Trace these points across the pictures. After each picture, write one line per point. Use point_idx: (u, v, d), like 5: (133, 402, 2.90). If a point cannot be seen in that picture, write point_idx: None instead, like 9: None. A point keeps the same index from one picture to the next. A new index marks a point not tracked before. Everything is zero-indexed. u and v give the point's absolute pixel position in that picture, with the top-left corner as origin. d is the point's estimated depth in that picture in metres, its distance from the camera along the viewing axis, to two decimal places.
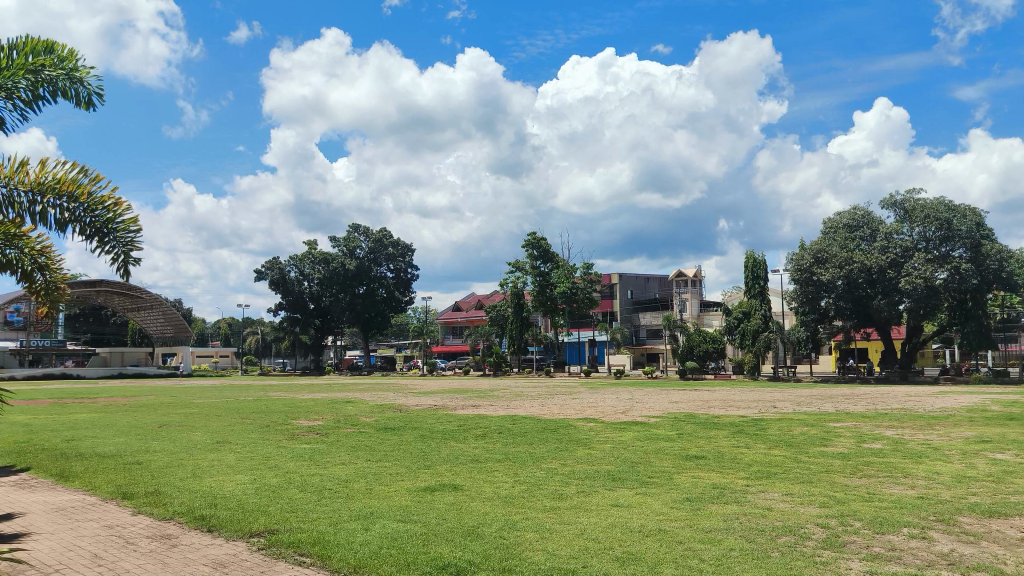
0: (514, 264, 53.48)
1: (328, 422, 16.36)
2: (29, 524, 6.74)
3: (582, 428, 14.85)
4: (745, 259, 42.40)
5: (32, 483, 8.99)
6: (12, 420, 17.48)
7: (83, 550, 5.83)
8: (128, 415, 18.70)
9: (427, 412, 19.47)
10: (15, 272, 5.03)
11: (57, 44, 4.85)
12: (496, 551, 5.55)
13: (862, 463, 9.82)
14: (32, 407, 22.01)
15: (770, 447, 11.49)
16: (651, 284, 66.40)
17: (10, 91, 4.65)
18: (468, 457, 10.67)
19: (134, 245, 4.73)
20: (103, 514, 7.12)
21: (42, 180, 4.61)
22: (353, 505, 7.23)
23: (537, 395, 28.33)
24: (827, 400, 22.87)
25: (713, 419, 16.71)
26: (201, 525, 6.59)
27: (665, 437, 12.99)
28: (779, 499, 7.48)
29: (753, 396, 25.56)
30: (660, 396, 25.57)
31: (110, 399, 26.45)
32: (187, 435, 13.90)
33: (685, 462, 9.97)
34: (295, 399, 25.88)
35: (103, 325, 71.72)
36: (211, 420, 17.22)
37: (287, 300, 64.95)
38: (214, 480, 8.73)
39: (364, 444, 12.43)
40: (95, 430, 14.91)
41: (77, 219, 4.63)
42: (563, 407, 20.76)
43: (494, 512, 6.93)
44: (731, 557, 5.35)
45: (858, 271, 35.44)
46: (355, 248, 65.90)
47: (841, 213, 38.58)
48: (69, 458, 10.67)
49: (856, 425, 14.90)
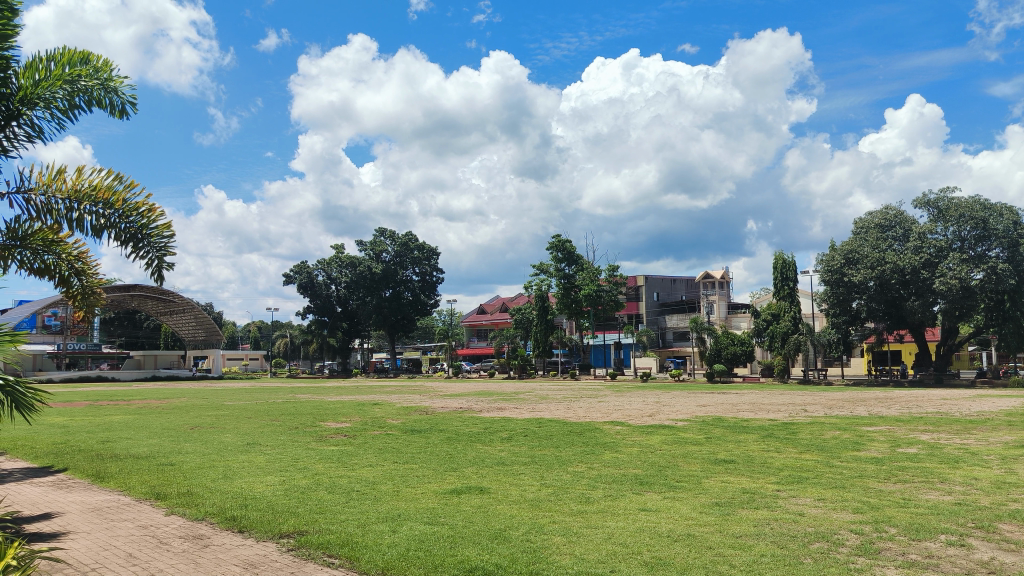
0: (537, 267, 53.27)
1: (354, 425, 16.52)
2: (67, 524, 6.90)
3: (608, 431, 14.80)
4: (774, 260, 41.92)
5: (69, 483, 9.22)
6: (48, 421, 17.98)
7: (118, 550, 5.94)
8: (160, 416, 19.16)
9: (453, 414, 19.70)
10: (53, 278, 5.22)
11: (93, 55, 5.07)
12: (522, 554, 5.56)
13: (895, 468, 9.68)
14: (70, 409, 22.70)
15: (801, 452, 11.33)
16: (677, 285, 65.85)
17: (49, 101, 4.90)
18: (494, 460, 10.68)
19: (167, 250, 4.93)
20: (137, 514, 7.27)
21: (79, 188, 4.81)
22: (381, 507, 7.30)
23: (562, 397, 28.62)
24: (859, 403, 22.59)
25: (742, 422, 16.57)
26: (233, 526, 6.68)
27: (693, 441, 12.88)
28: (811, 504, 7.38)
29: (780, 399, 25.38)
30: (687, 400, 25.65)
31: (145, 401, 27.12)
32: (219, 436, 14.22)
33: (714, 467, 9.89)
34: (321, 400, 26.39)
35: (138, 329, 73.15)
36: (240, 422, 17.56)
37: (315, 304, 65.73)
38: (245, 481, 8.88)
39: (391, 446, 12.60)
40: (129, 432, 15.26)
41: (113, 226, 4.83)
42: (589, 411, 20.80)
43: (521, 514, 6.96)
44: (762, 564, 5.29)
45: (890, 272, 34.77)
46: (382, 252, 66.52)
47: (872, 213, 37.88)
48: (104, 459, 10.95)
49: (890, 430, 14.67)
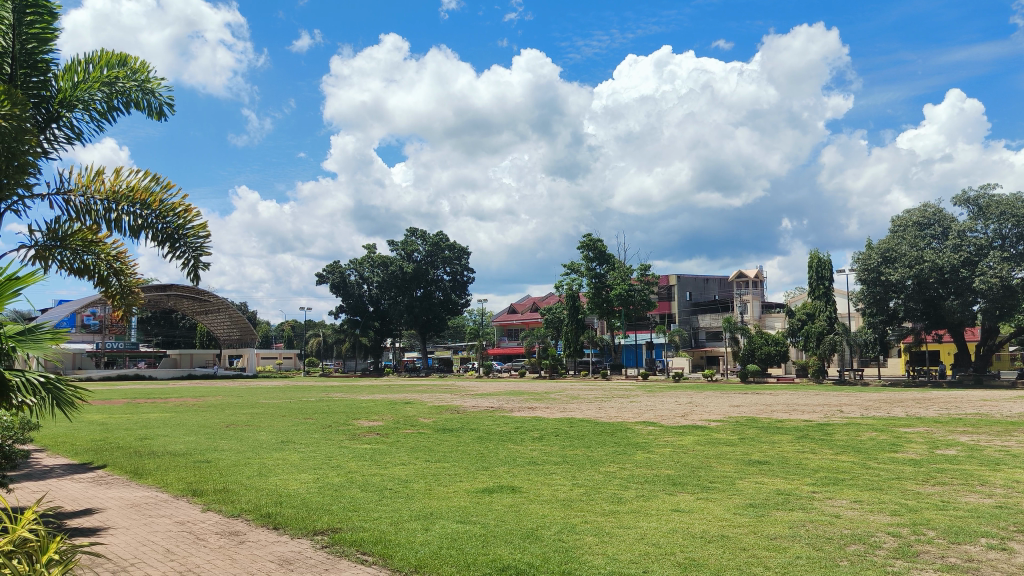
0: (568, 266, 53.04)
1: (387, 423, 16.65)
2: (106, 519, 7.04)
3: (642, 431, 14.76)
4: (809, 259, 41.48)
5: (109, 480, 9.40)
6: (89, 418, 18.36)
7: (156, 545, 6.03)
8: (198, 414, 19.48)
9: (484, 413, 19.78)
10: (91, 278, 5.37)
11: (130, 58, 5.55)
12: (555, 553, 5.55)
13: (933, 470, 9.51)
14: (110, 406, 23.24)
15: (836, 453, 11.21)
16: (710, 285, 65.25)
17: (87, 103, 5.40)
18: (526, 459, 10.71)
19: (202, 250, 5.16)
20: (174, 510, 7.39)
21: (117, 189, 5.05)
22: (413, 505, 7.32)
23: (594, 396, 28.45)
24: (899, 404, 22.18)
25: (777, 423, 16.40)
26: (267, 522, 6.76)
27: (727, 441, 12.77)
28: (847, 506, 7.26)
29: (818, 400, 25.00)
30: (720, 400, 25.46)
31: (182, 399, 27.68)
32: (255, 434, 14.37)
33: (748, 467, 9.83)
34: (354, 399, 26.63)
35: (174, 328, 74.80)
36: (275, 419, 17.77)
37: (347, 303, 66.28)
38: (280, 479, 8.94)
39: (423, 444, 12.65)
40: (167, 429, 15.56)
41: (150, 226, 5.07)
42: (621, 411, 20.75)
43: (553, 514, 6.94)
44: (798, 566, 5.21)
45: (929, 271, 34.06)
46: (413, 252, 66.78)
47: (910, 210, 37.27)
48: (142, 456, 11.12)
49: (929, 431, 14.48)
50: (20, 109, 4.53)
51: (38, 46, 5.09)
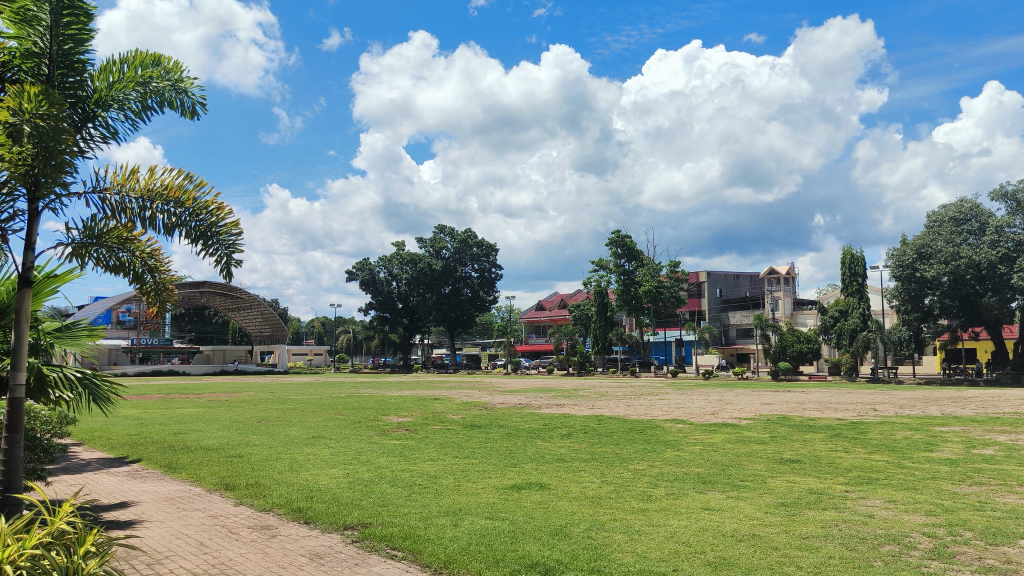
0: (597, 262, 52.79)
1: (416, 419, 16.71)
2: (142, 512, 7.17)
3: (671, 429, 14.70)
4: (842, 256, 40.96)
5: (144, 473, 9.55)
6: (124, 413, 18.73)
7: (190, 538, 6.13)
8: (231, 410, 19.72)
9: (512, 410, 19.74)
10: (127, 275, 5.48)
11: (163, 57, 5.62)
12: (584, 551, 5.54)
13: (970, 470, 9.31)
14: (144, 401, 23.52)
15: (870, 452, 11.04)
16: (741, 282, 64.65)
17: (122, 102, 5.49)
18: (555, 456, 10.70)
19: (235, 247, 5.23)
20: (208, 504, 7.49)
21: (152, 187, 5.15)
22: (442, 501, 7.36)
23: (622, 394, 28.33)
24: (934, 403, 21.76)
25: (809, 422, 16.15)
26: (298, 516, 6.84)
27: (757, 440, 12.61)
28: (881, 506, 7.15)
29: (850, 399, 24.60)
30: (751, 398, 25.10)
31: (214, 394, 27.95)
32: (286, 429, 14.50)
33: (779, 466, 9.74)
34: (385, 395, 26.83)
35: (207, 324, 75.86)
36: (305, 415, 17.93)
37: (377, 300, 66.72)
38: (310, 474, 9.02)
39: (452, 440, 12.70)
40: (200, 424, 15.79)
41: (183, 224, 5.16)
42: (650, 408, 20.59)
43: (582, 511, 6.93)
44: (830, 566, 5.15)
45: (965, 267, 33.43)
46: (441, 249, 66.94)
47: (946, 206, 36.69)
48: (176, 450, 11.28)
49: (965, 429, 14.22)
50: (58, 109, 4.62)
51: (74, 47, 5.17)
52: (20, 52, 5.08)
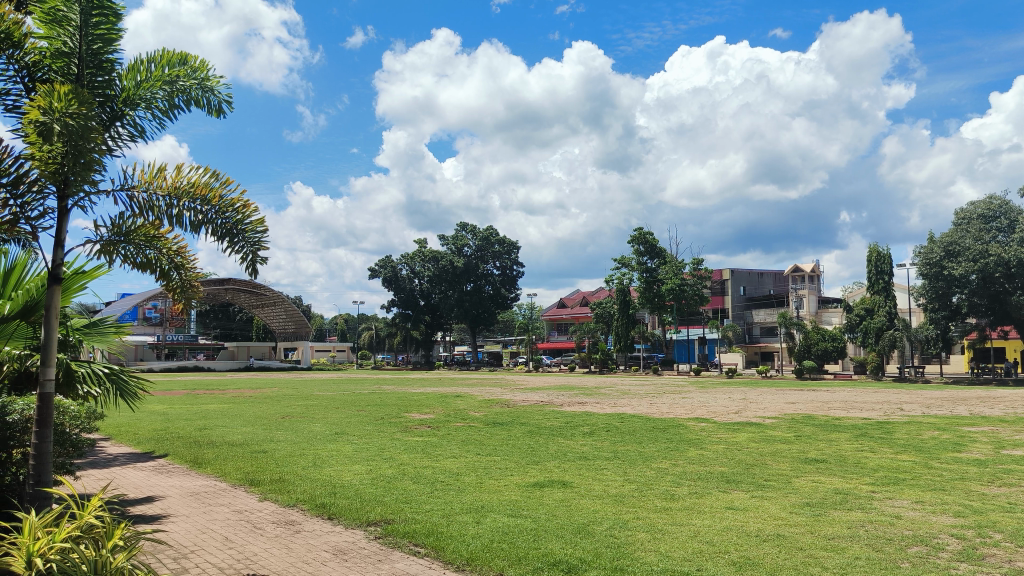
0: (619, 260, 52.57)
1: (438, 416, 16.72)
2: (168, 506, 7.25)
3: (694, 428, 14.62)
4: (868, 254, 40.48)
5: (169, 468, 9.67)
6: (150, 408, 18.96)
7: (215, 533, 6.20)
8: (256, 406, 19.83)
9: (535, 407, 19.69)
10: (154, 272, 5.54)
11: (190, 56, 5.67)
12: (606, 550, 5.52)
13: (1000, 471, 9.17)
14: (170, 397, 23.73)
15: (897, 452, 10.92)
16: (765, 280, 64.16)
17: (149, 101, 5.55)
18: (577, 454, 10.70)
19: (260, 244, 5.29)
20: (233, 499, 7.57)
21: (178, 185, 5.20)
22: (464, 498, 7.39)
23: (644, 393, 28.10)
24: (961, 402, 21.47)
25: (833, 421, 16.02)
26: (322, 512, 6.89)
27: (781, 439, 12.52)
28: (908, 507, 7.09)
29: (876, 398, 24.28)
30: (776, 397, 24.81)
31: (239, 390, 28.21)
32: (308, 425, 14.61)
33: (803, 466, 9.66)
34: (407, 392, 26.92)
35: (232, 320, 76.46)
36: (328, 412, 17.95)
37: (399, 297, 66.86)
38: (333, 470, 9.07)
39: (474, 437, 12.72)
40: (224, 420, 15.94)
41: (210, 221, 5.22)
42: (674, 407, 20.46)
43: (604, 509, 6.91)
44: (856, 566, 5.11)
45: (993, 264, 32.88)
46: (463, 246, 67.00)
47: (974, 203, 36.16)
48: (202, 446, 11.41)
49: (993, 430, 14.05)
50: (87, 107, 4.67)
51: (102, 46, 5.24)
52: (50, 52, 5.15)
